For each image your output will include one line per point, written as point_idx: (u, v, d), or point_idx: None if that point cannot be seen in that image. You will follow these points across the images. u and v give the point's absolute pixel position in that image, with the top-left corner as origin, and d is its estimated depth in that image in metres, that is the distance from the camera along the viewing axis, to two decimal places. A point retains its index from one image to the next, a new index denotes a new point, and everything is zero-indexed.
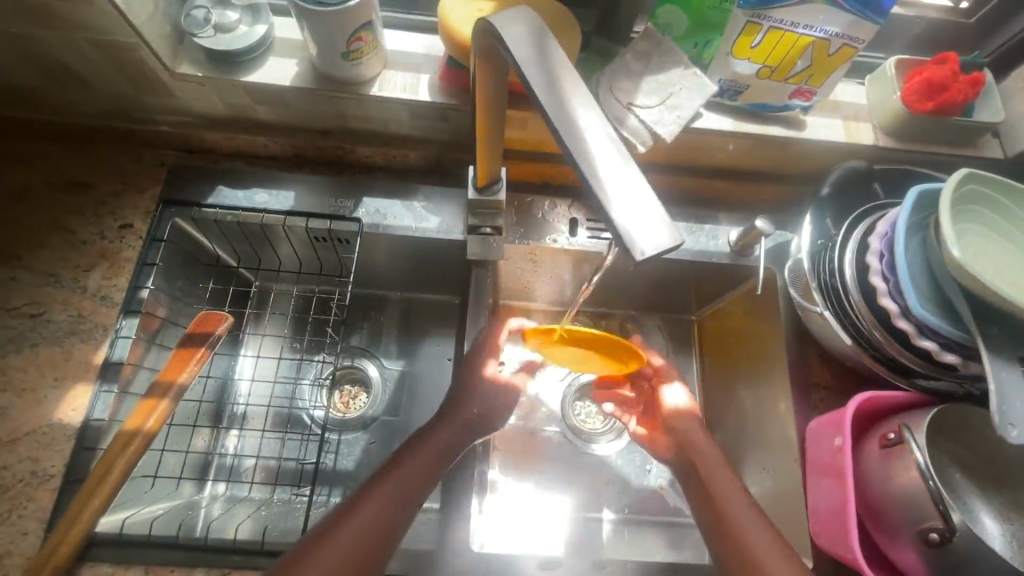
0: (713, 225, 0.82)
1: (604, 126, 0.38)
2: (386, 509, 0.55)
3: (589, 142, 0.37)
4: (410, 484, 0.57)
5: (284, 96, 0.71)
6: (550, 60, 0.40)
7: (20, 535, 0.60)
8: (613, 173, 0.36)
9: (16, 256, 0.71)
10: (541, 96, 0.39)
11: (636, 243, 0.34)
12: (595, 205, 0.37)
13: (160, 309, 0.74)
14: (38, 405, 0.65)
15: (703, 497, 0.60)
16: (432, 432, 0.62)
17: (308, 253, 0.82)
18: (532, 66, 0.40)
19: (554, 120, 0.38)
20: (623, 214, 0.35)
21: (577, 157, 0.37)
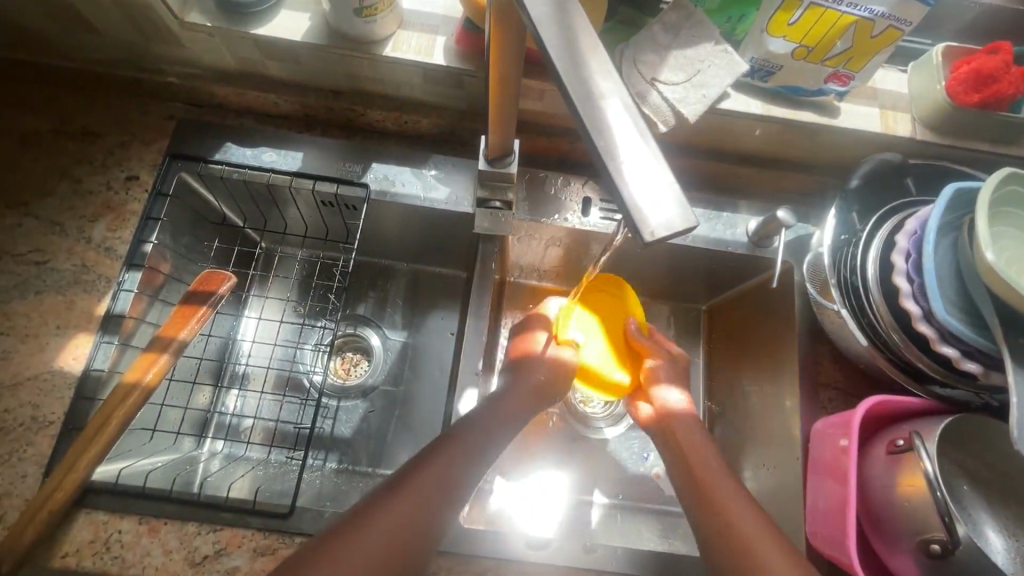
0: (732, 212, 0.79)
1: (625, 101, 0.35)
2: (427, 497, 0.53)
3: (609, 116, 0.34)
4: (434, 490, 0.53)
5: (295, 52, 0.69)
6: (570, 24, 0.36)
7: (19, 478, 0.61)
8: (631, 148, 0.34)
9: (24, 202, 0.71)
10: (562, 75, 0.35)
11: (645, 222, 0.33)
12: (607, 181, 0.34)
13: (164, 264, 0.73)
14: (40, 351, 0.66)
15: (697, 493, 0.58)
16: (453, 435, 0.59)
17: (314, 216, 0.80)
18: (547, 26, 0.36)
19: (569, 94, 0.35)
20: (631, 188, 0.33)
21: (590, 128, 0.34)
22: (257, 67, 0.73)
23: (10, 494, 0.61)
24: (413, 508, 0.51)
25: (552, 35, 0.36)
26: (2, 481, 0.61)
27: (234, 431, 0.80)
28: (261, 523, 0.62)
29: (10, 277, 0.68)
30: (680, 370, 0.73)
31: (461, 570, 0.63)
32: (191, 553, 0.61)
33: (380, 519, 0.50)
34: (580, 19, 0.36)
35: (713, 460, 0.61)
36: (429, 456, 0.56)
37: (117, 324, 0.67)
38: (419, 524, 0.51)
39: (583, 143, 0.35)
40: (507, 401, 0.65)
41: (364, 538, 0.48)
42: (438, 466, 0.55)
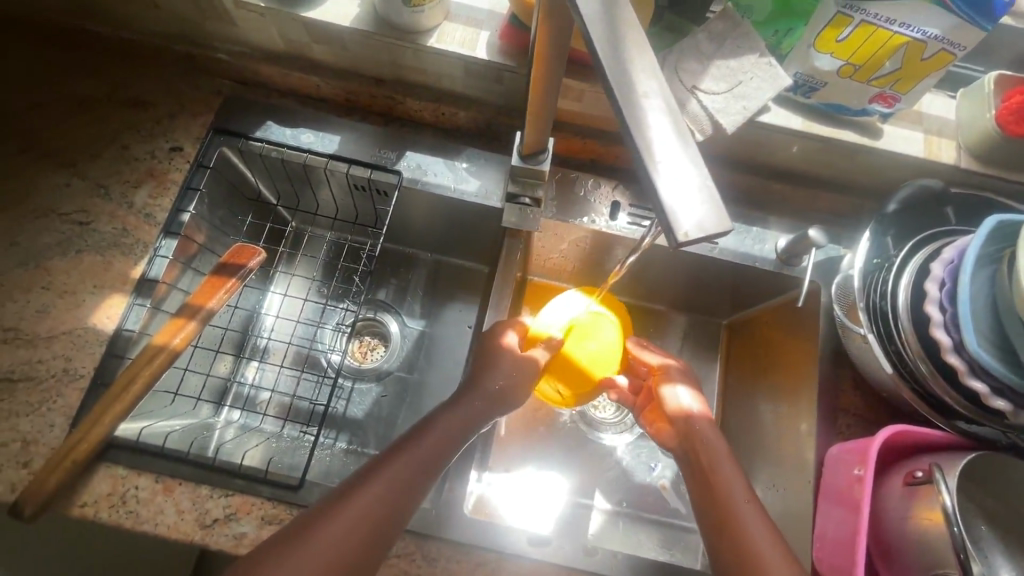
0: (762, 228, 0.78)
1: (666, 103, 0.35)
2: (401, 480, 0.54)
3: (649, 116, 0.34)
4: (421, 465, 0.55)
5: (342, 38, 0.70)
6: (619, 22, 0.36)
7: (47, 427, 0.64)
8: (670, 150, 0.34)
9: (74, 164, 0.74)
10: (607, 72, 0.35)
11: (678, 223, 0.33)
12: (642, 181, 0.34)
13: (199, 235, 0.76)
14: (76, 308, 0.68)
15: (716, 513, 0.56)
16: (432, 419, 0.59)
17: (346, 199, 0.82)
18: (598, 26, 0.36)
19: (615, 91, 0.35)
20: (668, 191, 0.33)
21: (631, 127, 0.34)
22: (303, 50, 0.75)
23: (37, 441, 0.63)
24: (395, 488, 0.53)
25: (602, 35, 0.36)
26: (31, 429, 0.64)
27: (250, 403, 0.82)
28: (271, 492, 0.64)
29: (54, 235, 0.71)
30: (690, 374, 0.72)
31: (459, 561, 0.64)
32: (202, 515, 0.62)
33: (361, 502, 0.51)
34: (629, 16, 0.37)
35: (727, 470, 0.59)
36: (409, 438, 0.57)
37: (150, 287, 0.69)
38: (396, 502, 0.52)
39: (626, 140, 0.35)
40: (493, 376, 0.63)
41: (352, 516, 0.50)
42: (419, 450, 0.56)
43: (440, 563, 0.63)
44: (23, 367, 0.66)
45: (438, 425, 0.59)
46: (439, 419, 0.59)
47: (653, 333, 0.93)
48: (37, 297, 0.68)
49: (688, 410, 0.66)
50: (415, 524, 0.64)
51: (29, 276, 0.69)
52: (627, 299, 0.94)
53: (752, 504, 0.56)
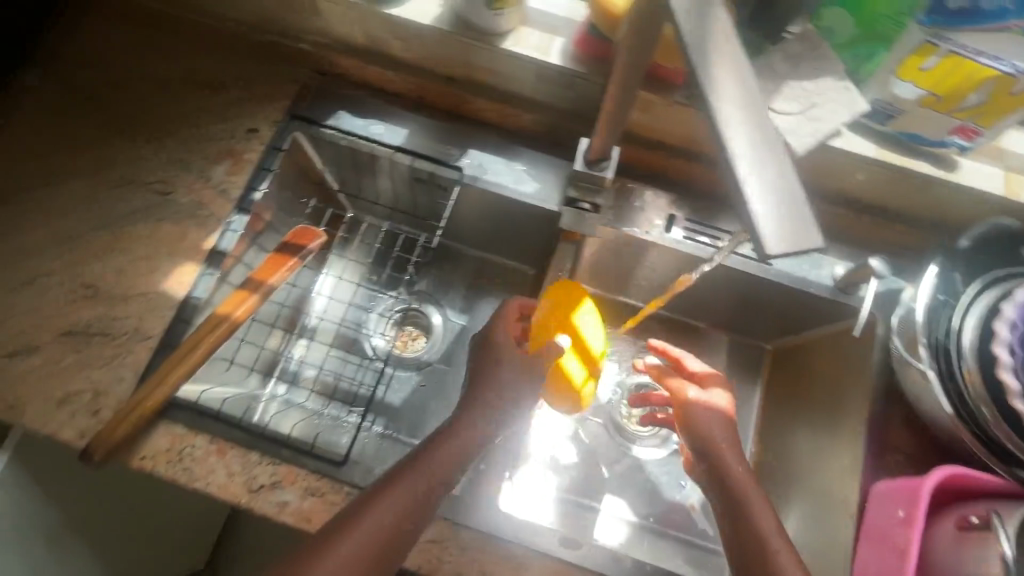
0: (819, 253, 0.77)
1: (762, 120, 0.36)
2: (418, 489, 0.58)
3: (744, 133, 0.35)
4: (437, 473, 0.59)
5: (422, 35, 0.73)
6: (717, 37, 0.37)
7: (117, 380, 0.68)
8: (766, 164, 0.35)
9: (157, 138, 0.78)
10: (704, 81, 0.36)
11: (772, 235, 0.33)
12: (735, 193, 0.35)
13: (267, 213, 0.79)
14: (151, 272, 0.72)
15: (738, 538, 0.58)
16: (452, 427, 0.62)
17: (406, 191, 0.84)
18: (695, 42, 0.37)
19: (711, 100, 0.36)
20: (764, 203, 0.34)
21: (728, 140, 0.35)
22: (382, 45, 0.78)
23: (108, 392, 0.67)
24: (412, 496, 0.57)
25: (701, 46, 0.37)
26: (103, 380, 0.68)
27: (295, 379, 0.85)
28: (316, 465, 0.66)
29: (136, 202, 0.75)
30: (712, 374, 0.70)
31: (491, 553, 0.65)
32: (249, 480, 0.65)
33: (382, 512, 0.56)
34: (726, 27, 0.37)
35: (738, 513, 0.60)
36: (428, 448, 0.61)
37: (219, 259, 0.73)
38: (414, 509, 0.57)
39: (718, 149, 0.36)
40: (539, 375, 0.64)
41: (373, 523, 0.55)
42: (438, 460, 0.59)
43: (473, 552, 0.65)
44: (100, 323, 0.70)
45: (457, 434, 0.62)
46: (457, 425, 0.62)
47: (694, 350, 0.93)
48: (117, 259, 0.73)
49: (700, 406, 0.66)
50: (451, 512, 0.65)
51: (112, 239, 0.73)
52: (671, 314, 0.93)
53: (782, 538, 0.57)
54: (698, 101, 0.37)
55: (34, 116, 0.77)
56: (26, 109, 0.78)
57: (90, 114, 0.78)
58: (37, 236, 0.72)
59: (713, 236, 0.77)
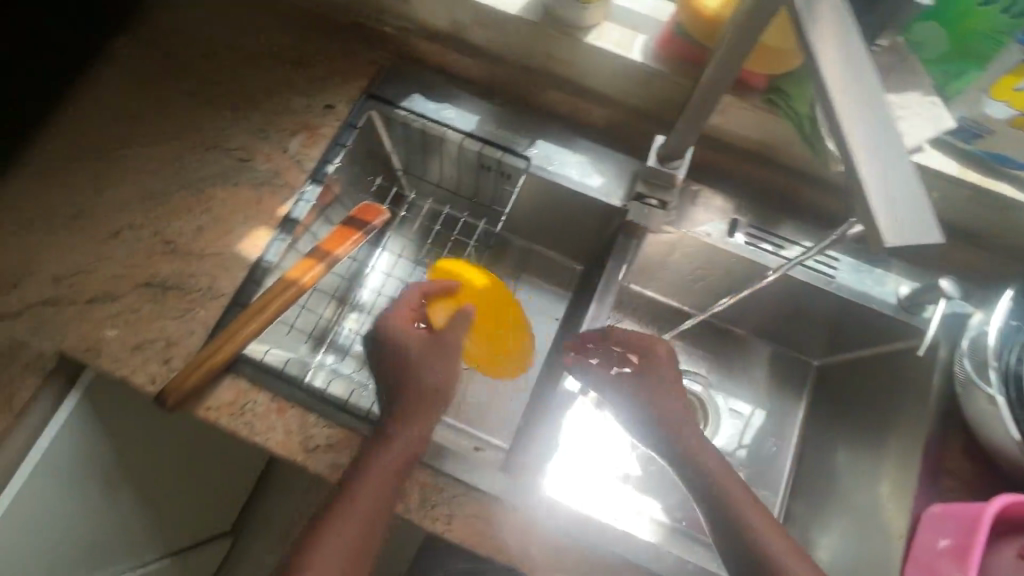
0: (883, 270, 0.77)
1: (881, 116, 0.36)
2: (388, 471, 0.62)
3: (864, 126, 0.36)
4: (402, 454, 0.63)
5: (506, 25, 0.75)
6: (841, 33, 0.38)
7: (188, 333, 0.71)
8: (886, 159, 0.35)
9: (240, 106, 0.81)
10: (822, 77, 0.37)
11: (891, 227, 0.34)
12: (851, 185, 0.36)
13: (337, 187, 0.82)
14: (227, 234, 0.76)
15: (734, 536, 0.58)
16: (397, 405, 0.66)
17: (469, 177, 0.86)
18: (820, 37, 0.38)
19: (828, 95, 0.36)
20: (883, 197, 0.34)
21: (848, 133, 0.36)
22: (463, 32, 0.81)
23: (179, 344, 0.70)
24: (384, 476, 0.61)
25: (821, 39, 0.37)
26: (175, 332, 0.71)
27: (345, 351, 0.85)
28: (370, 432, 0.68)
29: (217, 166, 0.79)
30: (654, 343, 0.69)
31: (532, 533, 0.66)
32: (306, 440, 0.67)
33: (369, 487, 0.60)
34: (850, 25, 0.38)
35: (704, 505, 0.61)
36: (390, 423, 0.65)
37: (292, 226, 0.76)
38: (388, 490, 0.61)
39: (835, 140, 0.36)
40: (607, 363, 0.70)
41: (356, 507, 0.59)
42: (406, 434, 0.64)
43: (514, 530, 0.66)
44: (177, 278, 0.73)
45: (415, 408, 0.65)
46: (403, 406, 0.65)
47: (740, 359, 0.92)
48: (195, 218, 0.76)
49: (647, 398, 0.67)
50: (498, 490, 0.67)
51: (193, 199, 0.77)
52: (720, 321, 0.93)
53: (758, 512, 0.59)
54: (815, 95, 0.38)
55: (129, 77, 0.81)
56: (123, 70, 0.82)
57: (181, 78, 0.82)
58: (125, 190, 0.76)
59: (776, 244, 0.77)
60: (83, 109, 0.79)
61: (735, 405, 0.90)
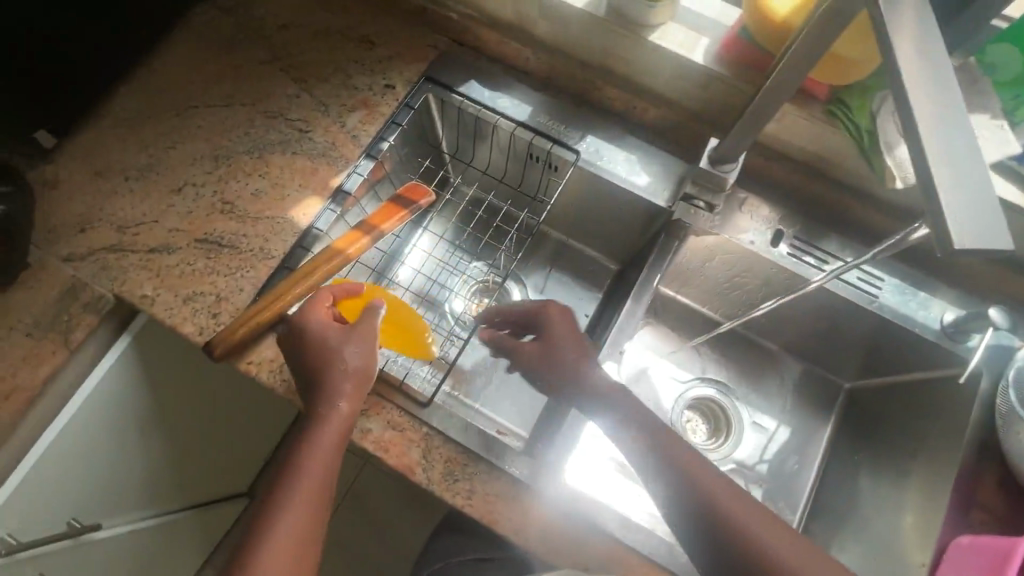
0: (929, 294, 0.76)
1: (957, 119, 0.37)
2: (324, 449, 0.58)
3: (937, 125, 0.37)
4: (335, 429, 0.59)
5: (571, 18, 0.76)
6: (923, 44, 0.39)
7: (236, 290, 0.74)
8: (958, 162, 0.36)
9: (305, 80, 0.84)
10: (901, 77, 0.38)
11: (959, 227, 0.34)
12: (921, 186, 0.36)
13: (389, 164, 0.84)
14: (282, 200, 0.78)
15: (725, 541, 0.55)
16: (316, 380, 0.61)
17: (516, 167, 0.87)
18: (903, 42, 0.39)
19: (908, 95, 0.37)
20: (954, 198, 0.35)
21: (923, 130, 0.36)
22: (527, 23, 0.82)
23: (227, 300, 0.73)
24: (321, 456, 0.57)
25: (902, 44, 0.39)
26: (224, 288, 0.74)
27: None
28: (402, 402, 0.70)
29: (278, 134, 0.82)
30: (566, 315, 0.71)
31: (548, 517, 0.67)
32: None
33: (310, 469, 0.56)
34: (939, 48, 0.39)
35: (683, 502, 0.57)
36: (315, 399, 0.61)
37: (343, 197, 0.79)
38: (323, 469, 0.57)
39: (911, 144, 0.37)
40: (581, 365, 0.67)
41: (299, 493, 0.55)
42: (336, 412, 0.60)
43: (531, 512, 0.67)
44: (231, 237, 0.76)
45: (335, 379, 0.61)
46: (331, 382, 0.61)
47: (769, 372, 0.91)
48: (254, 182, 0.79)
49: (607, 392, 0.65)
50: (520, 472, 0.68)
51: (252, 164, 0.80)
52: (753, 333, 0.92)
53: (738, 500, 0.56)
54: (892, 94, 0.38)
55: (205, 44, 0.85)
56: (200, 38, 0.86)
57: (252, 49, 0.86)
58: (190, 150, 0.80)
59: (820, 258, 0.76)
60: (161, 71, 0.84)
61: (759, 420, 0.89)
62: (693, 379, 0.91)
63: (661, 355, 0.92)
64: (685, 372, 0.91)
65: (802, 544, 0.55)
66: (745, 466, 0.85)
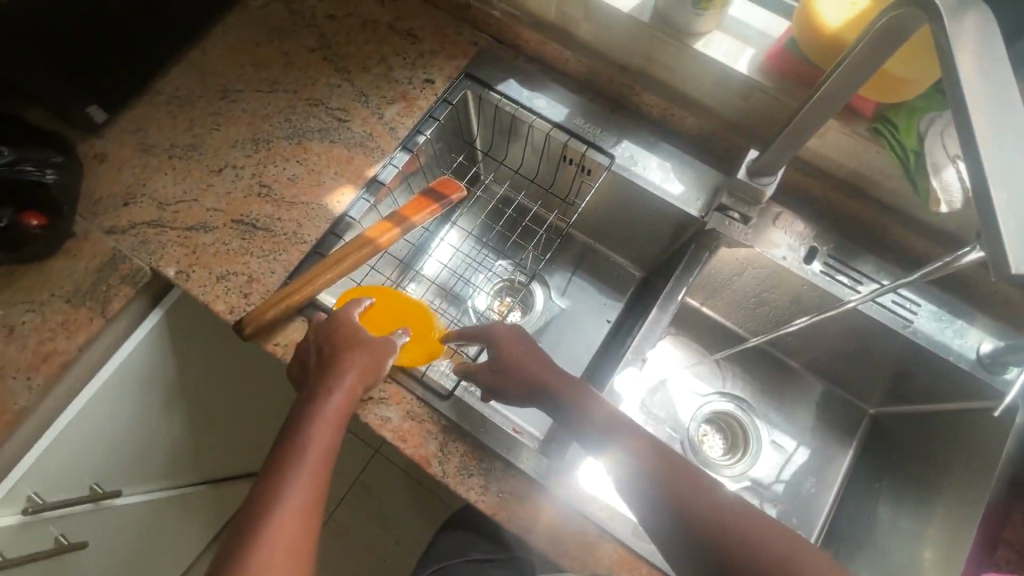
0: (966, 323, 0.73)
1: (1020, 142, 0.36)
2: (325, 430, 0.59)
3: (997, 144, 0.36)
4: (338, 411, 0.60)
5: (615, 22, 0.76)
6: (985, 66, 0.39)
7: (269, 272, 0.75)
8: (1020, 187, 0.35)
9: (347, 70, 0.86)
10: (962, 97, 0.38)
11: (1015, 255, 0.33)
12: (979, 213, 0.35)
13: (423, 157, 0.85)
14: (317, 186, 0.80)
15: (743, 563, 0.53)
16: (318, 371, 0.63)
17: (548, 168, 0.87)
18: (965, 64, 0.39)
19: (968, 112, 0.37)
20: (1013, 224, 0.34)
21: (982, 150, 0.36)
22: (571, 26, 0.82)
23: (259, 281, 0.75)
24: (323, 435, 0.58)
25: (963, 66, 0.39)
26: (257, 269, 0.75)
27: None
28: (422, 394, 0.71)
29: (318, 123, 0.83)
30: (517, 337, 0.69)
31: (559, 519, 0.67)
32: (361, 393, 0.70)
33: (312, 452, 0.57)
34: (1002, 73, 0.39)
35: (690, 522, 0.55)
36: (314, 387, 0.61)
37: (377, 187, 0.80)
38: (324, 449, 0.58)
39: (970, 165, 0.36)
40: (561, 395, 0.64)
41: (300, 470, 0.55)
42: (335, 396, 0.60)
43: (542, 513, 0.67)
44: (265, 220, 0.78)
45: (336, 370, 0.62)
46: (336, 366, 0.62)
47: (791, 391, 0.90)
48: (292, 167, 0.81)
49: (592, 422, 0.63)
50: (533, 472, 0.68)
51: (291, 149, 0.82)
52: (777, 351, 0.91)
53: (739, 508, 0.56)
54: (954, 114, 0.38)
55: (253, 33, 0.88)
56: (249, 25, 0.88)
57: (299, 38, 0.88)
58: (232, 133, 0.82)
59: (853, 278, 0.74)
60: (211, 54, 0.86)
61: (778, 439, 0.87)
62: (713, 393, 0.90)
63: (683, 366, 0.92)
64: (704, 385, 0.90)
65: (822, 555, 0.54)
66: (760, 484, 0.84)
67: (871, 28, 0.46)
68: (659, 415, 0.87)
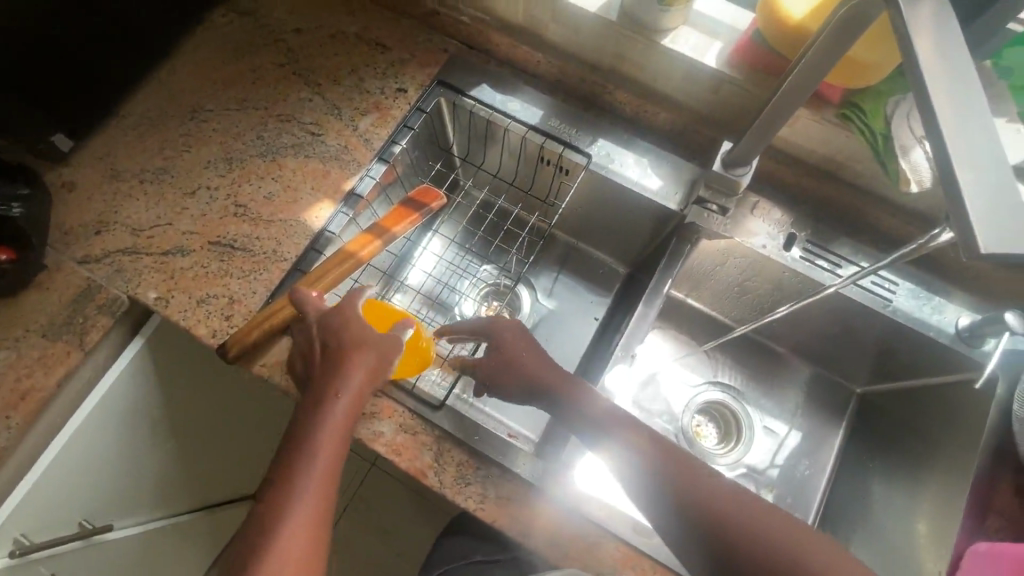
0: (943, 299, 0.75)
1: (982, 121, 0.37)
2: (334, 434, 0.57)
3: (959, 125, 0.37)
4: (346, 413, 0.58)
5: (583, 22, 0.77)
6: (943, 49, 0.40)
7: (251, 292, 0.74)
8: (986, 167, 0.35)
9: (317, 83, 0.85)
10: (923, 82, 0.39)
11: (984, 234, 0.34)
12: (947, 195, 0.36)
13: (400, 167, 0.85)
14: (294, 203, 0.79)
15: (742, 551, 0.54)
16: (323, 372, 0.59)
17: (526, 170, 0.87)
18: (925, 48, 0.40)
19: (928, 95, 0.38)
20: (980, 204, 0.34)
21: (947, 132, 0.36)
22: (540, 28, 0.83)
23: (242, 302, 0.73)
24: (331, 441, 0.56)
25: (921, 50, 0.40)
26: (238, 290, 0.74)
27: None
28: (414, 406, 0.70)
29: (292, 138, 0.82)
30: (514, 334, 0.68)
31: (559, 520, 0.67)
32: None
33: (320, 460, 0.55)
34: (960, 55, 0.40)
35: (690, 513, 0.56)
36: (320, 391, 0.58)
37: (355, 201, 0.79)
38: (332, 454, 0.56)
39: (935, 147, 0.37)
40: (555, 394, 0.64)
41: (308, 480, 0.54)
42: (342, 400, 0.58)
43: (542, 515, 0.67)
44: (244, 240, 0.77)
45: (342, 372, 0.59)
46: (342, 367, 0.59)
47: (779, 376, 0.91)
48: (267, 185, 0.80)
49: (587, 421, 0.63)
50: (531, 476, 0.68)
51: (266, 166, 0.81)
52: (763, 337, 0.92)
53: (738, 497, 0.56)
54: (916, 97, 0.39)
55: (219, 50, 0.86)
56: (214, 42, 0.87)
57: (266, 53, 0.86)
58: (204, 153, 0.81)
59: (832, 262, 0.76)
60: (177, 74, 0.85)
61: (770, 424, 0.88)
62: (704, 383, 0.90)
63: (673, 358, 0.92)
64: (695, 376, 0.91)
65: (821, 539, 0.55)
66: (756, 469, 0.85)
67: (832, 18, 0.47)
68: (652, 408, 0.88)
